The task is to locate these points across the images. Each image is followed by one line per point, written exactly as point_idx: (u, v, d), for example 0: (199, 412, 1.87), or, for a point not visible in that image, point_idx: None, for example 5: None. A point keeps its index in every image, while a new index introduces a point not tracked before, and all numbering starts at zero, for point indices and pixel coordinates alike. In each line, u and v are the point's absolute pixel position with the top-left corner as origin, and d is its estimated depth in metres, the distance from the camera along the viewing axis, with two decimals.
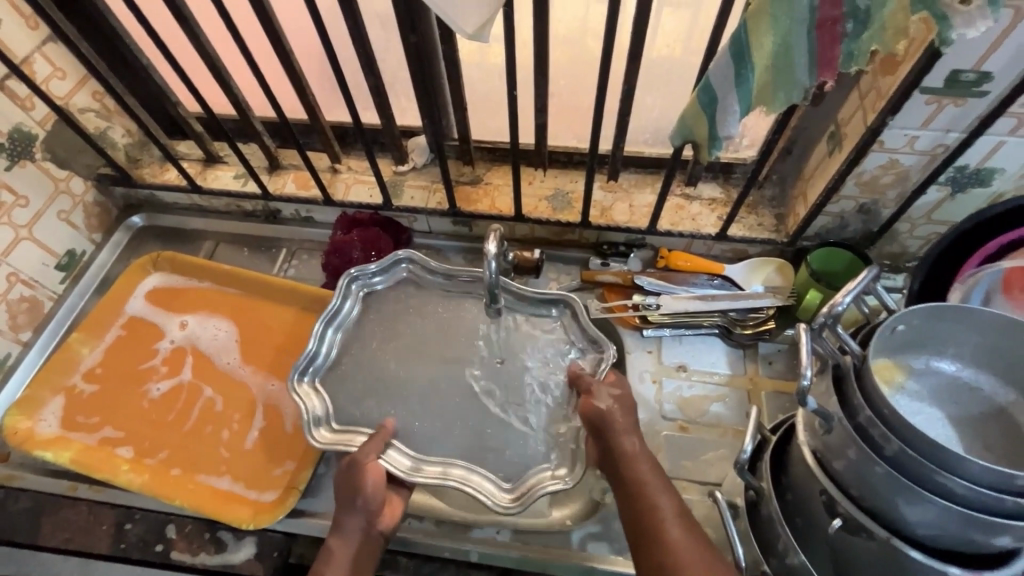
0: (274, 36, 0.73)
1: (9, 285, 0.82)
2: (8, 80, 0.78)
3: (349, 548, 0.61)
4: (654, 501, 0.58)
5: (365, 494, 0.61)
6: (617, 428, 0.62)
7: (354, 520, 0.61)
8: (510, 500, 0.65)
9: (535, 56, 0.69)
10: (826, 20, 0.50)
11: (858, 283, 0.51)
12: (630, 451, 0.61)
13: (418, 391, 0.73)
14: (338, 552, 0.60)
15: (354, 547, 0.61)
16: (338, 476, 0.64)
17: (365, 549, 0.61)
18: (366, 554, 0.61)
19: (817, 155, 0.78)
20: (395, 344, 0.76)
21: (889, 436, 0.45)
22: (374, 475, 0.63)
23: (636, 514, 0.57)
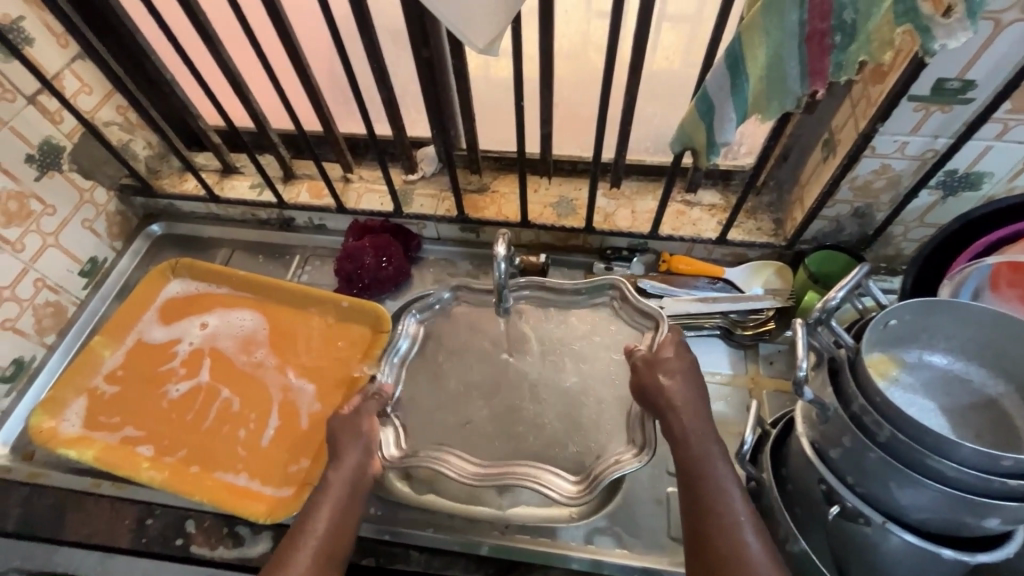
0: (294, 52, 0.77)
1: (35, 290, 0.86)
2: (40, 94, 0.82)
3: (342, 485, 0.63)
4: (717, 477, 0.56)
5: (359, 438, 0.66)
6: (683, 413, 0.60)
7: (351, 456, 0.64)
8: (578, 490, 0.65)
9: (541, 68, 0.73)
10: (816, 33, 0.53)
11: (850, 279, 0.54)
12: (693, 439, 0.59)
13: (486, 399, 0.72)
14: (336, 482, 0.63)
15: (346, 485, 0.63)
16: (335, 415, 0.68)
17: (356, 489, 0.64)
18: (356, 494, 0.63)
19: (812, 161, 0.81)
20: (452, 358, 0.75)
21: (881, 423, 0.47)
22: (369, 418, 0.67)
23: (689, 486, 0.57)
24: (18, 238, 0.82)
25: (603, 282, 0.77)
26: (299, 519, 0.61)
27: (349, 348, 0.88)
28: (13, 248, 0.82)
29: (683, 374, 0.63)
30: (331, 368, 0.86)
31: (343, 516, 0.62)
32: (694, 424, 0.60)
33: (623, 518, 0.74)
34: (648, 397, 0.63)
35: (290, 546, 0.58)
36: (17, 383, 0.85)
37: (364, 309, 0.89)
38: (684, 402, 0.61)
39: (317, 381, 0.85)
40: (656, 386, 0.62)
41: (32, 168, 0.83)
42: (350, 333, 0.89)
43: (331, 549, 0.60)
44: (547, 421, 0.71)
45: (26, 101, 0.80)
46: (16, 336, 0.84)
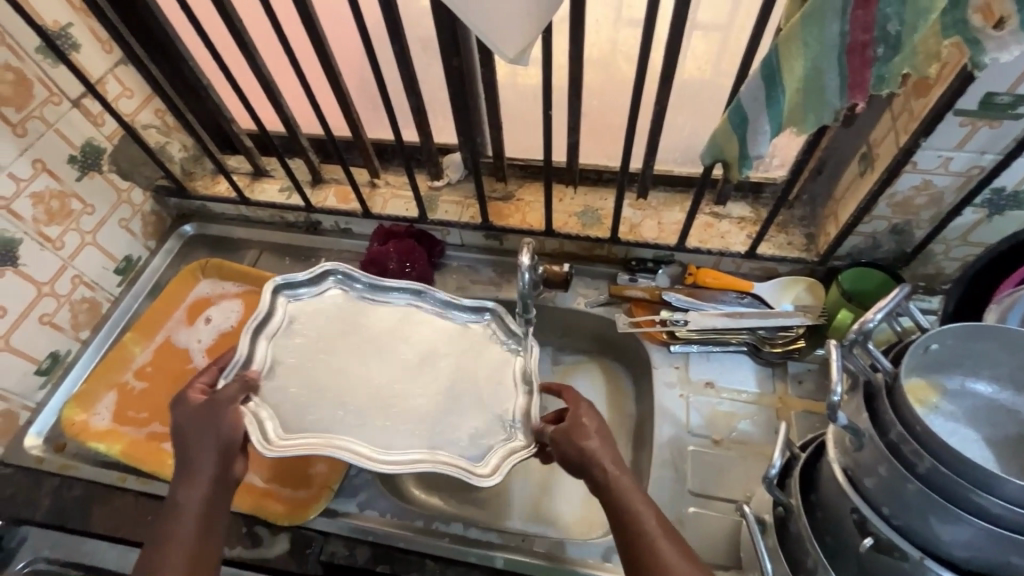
0: (326, 58, 0.78)
1: (73, 286, 0.89)
2: (83, 98, 0.85)
3: (194, 501, 0.58)
4: (635, 513, 0.56)
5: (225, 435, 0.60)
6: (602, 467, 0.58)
7: (204, 463, 0.59)
8: (488, 473, 0.62)
9: (570, 78, 0.72)
10: (857, 45, 0.51)
11: (889, 300, 0.52)
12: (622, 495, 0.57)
13: (397, 372, 0.71)
14: (195, 485, 0.59)
15: (204, 497, 0.58)
16: (182, 415, 0.62)
17: (216, 496, 0.59)
18: (219, 499, 0.59)
19: (848, 175, 0.79)
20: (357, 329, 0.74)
21: (921, 453, 0.45)
22: (225, 413, 0.62)
23: (615, 519, 0.56)
24: (58, 236, 0.85)
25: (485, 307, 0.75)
26: (154, 544, 0.56)
27: None
28: (54, 246, 0.85)
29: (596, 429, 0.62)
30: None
31: (204, 534, 0.57)
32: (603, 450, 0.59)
33: None
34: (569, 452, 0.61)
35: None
36: (52, 376, 0.88)
37: None
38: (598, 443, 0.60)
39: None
40: (574, 448, 0.60)
41: (75, 169, 0.86)
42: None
43: (198, 568, 0.56)
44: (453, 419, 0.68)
45: (70, 104, 0.83)
46: (53, 331, 0.87)
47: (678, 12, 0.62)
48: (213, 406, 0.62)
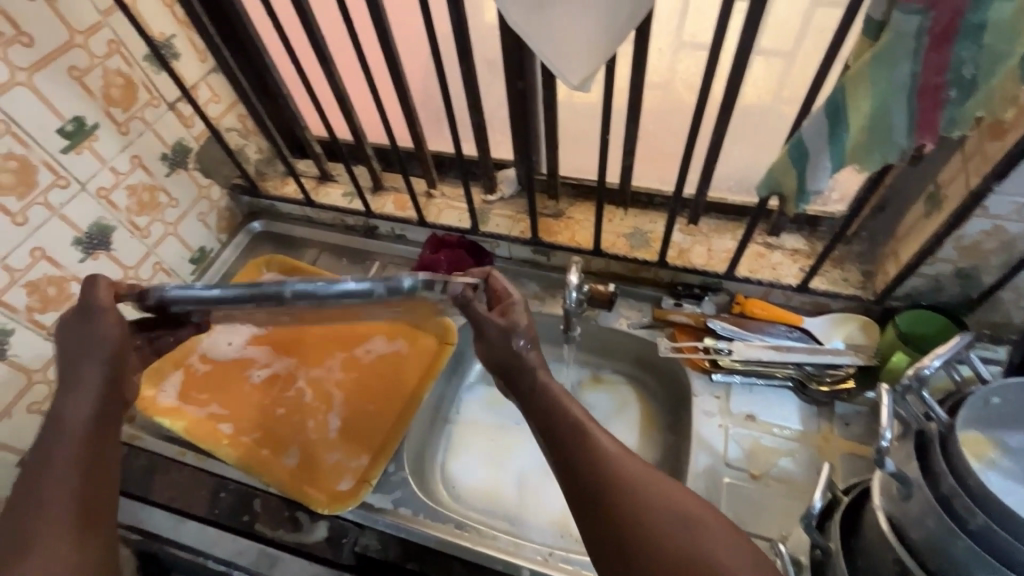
0: (397, 74, 0.83)
1: (154, 272, 0.97)
2: (178, 102, 0.94)
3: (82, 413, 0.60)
4: (602, 450, 0.55)
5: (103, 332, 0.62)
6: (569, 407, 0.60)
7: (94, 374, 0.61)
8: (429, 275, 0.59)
9: (630, 104, 0.74)
10: (929, 87, 0.51)
11: (949, 348, 0.51)
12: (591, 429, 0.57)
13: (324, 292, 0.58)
14: (82, 387, 0.61)
15: (93, 406, 0.61)
16: (63, 330, 0.62)
17: (104, 407, 0.62)
18: (108, 409, 0.62)
19: (912, 215, 0.76)
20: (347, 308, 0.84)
21: (974, 509, 0.44)
22: (102, 328, 0.62)
23: (572, 460, 0.55)
24: (145, 226, 0.93)
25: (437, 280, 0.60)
26: (42, 441, 0.58)
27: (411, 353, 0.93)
28: (141, 234, 0.93)
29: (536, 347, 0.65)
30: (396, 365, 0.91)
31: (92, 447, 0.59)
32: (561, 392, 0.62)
33: None
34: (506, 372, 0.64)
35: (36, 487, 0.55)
36: None
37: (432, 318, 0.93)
38: (564, 394, 0.62)
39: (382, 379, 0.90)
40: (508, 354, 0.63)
41: (165, 165, 0.94)
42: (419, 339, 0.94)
43: (94, 459, 0.59)
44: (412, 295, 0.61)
45: (167, 107, 0.92)
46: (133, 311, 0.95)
47: (743, 46, 0.63)
48: (92, 314, 0.62)
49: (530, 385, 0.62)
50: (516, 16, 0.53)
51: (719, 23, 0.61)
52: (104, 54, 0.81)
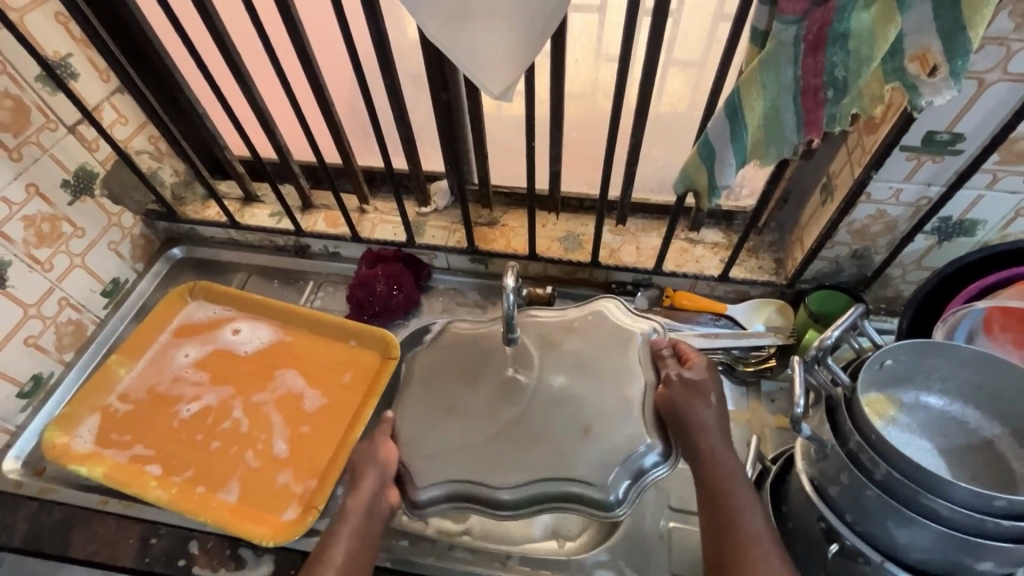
0: (320, 90, 0.81)
1: (59, 308, 0.89)
2: (79, 125, 0.87)
3: (359, 515, 0.64)
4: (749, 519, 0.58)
5: (381, 461, 0.66)
6: (725, 469, 0.62)
7: (370, 484, 0.65)
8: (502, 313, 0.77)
9: (552, 113, 0.77)
10: (810, 88, 0.57)
11: (845, 318, 0.56)
12: (740, 497, 0.60)
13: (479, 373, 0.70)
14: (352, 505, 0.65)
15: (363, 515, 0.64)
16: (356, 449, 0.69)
17: (371, 519, 0.65)
18: (371, 523, 0.65)
19: (811, 205, 0.84)
20: (497, 462, 0.65)
21: (877, 460, 0.48)
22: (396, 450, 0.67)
23: (727, 528, 0.58)
24: (48, 258, 0.86)
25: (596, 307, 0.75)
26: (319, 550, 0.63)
27: (352, 372, 0.91)
28: (43, 268, 0.85)
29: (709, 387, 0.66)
30: (336, 390, 0.89)
31: (363, 538, 0.64)
32: (729, 463, 0.62)
33: (626, 552, 0.74)
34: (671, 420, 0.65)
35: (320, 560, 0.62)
36: (33, 398, 0.87)
37: (371, 334, 0.92)
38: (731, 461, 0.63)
39: (322, 407, 0.87)
40: (684, 406, 0.64)
41: (66, 193, 0.87)
42: (359, 358, 0.92)
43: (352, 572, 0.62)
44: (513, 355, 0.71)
45: (66, 131, 0.85)
46: (36, 353, 0.86)
47: (650, 54, 0.68)
48: (375, 441, 0.68)
49: (702, 441, 0.63)
50: (432, 27, 0.55)
51: (625, 31, 0.65)
52: None
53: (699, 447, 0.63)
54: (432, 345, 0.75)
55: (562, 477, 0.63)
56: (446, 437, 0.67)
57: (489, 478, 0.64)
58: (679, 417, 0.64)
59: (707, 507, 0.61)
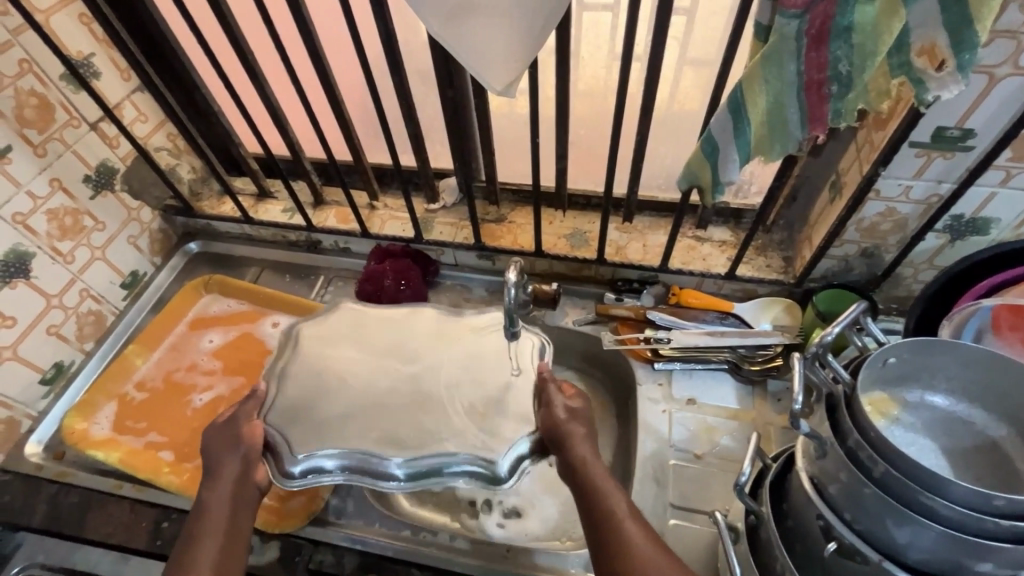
0: (330, 88, 0.83)
1: (80, 299, 0.92)
2: (101, 123, 0.91)
3: (223, 500, 0.65)
4: (621, 531, 0.58)
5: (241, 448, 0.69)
6: (599, 484, 0.62)
7: (232, 467, 0.67)
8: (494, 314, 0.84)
9: (558, 110, 0.78)
10: (813, 83, 0.56)
11: (848, 315, 0.56)
12: (617, 511, 0.60)
13: (366, 355, 0.79)
14: (213, 495, 0.65)
15: (227, 501, 0.65)
16: (209, 439, 0.71)
17: (236, 503, 0.65)
18: (241, 503, 0.65)
19: (820, 202, 0.83)
20: (384, 432, 0.71)
21: (876, 458, 0.48)
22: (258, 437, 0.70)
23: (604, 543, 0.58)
24: (69, 251, 0.89)
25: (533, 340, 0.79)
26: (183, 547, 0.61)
27: None
28: (65, 260, 0.88)
29: (582, 403, 0.70)
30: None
31: (233, 526, 0.64)
32: (596, 462, 0.64)
33: None
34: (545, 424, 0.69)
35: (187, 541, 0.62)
36: (55, 385, 0.90)
37: None
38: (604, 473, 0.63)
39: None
40: (554, 426, 0.68)
41: (88, 187, 0.90)
42: None
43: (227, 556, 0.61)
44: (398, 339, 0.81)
45: (88, 128, 0.89)
46: (58, 341, 0.90)
47: (656, 50, 0.68)
48: (231, 427, 0.71)
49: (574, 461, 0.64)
50: (436, 24, 0.56)
51: (630, 26, 0.65)
52: (15, 74, 0.78)
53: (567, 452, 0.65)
54: (316, 330, 0.83)
55: (480, 454, 0.68)
56: (327, 407, 0.73)
57: (391, 446, 0.70)
58: (554, 433, 0.67)
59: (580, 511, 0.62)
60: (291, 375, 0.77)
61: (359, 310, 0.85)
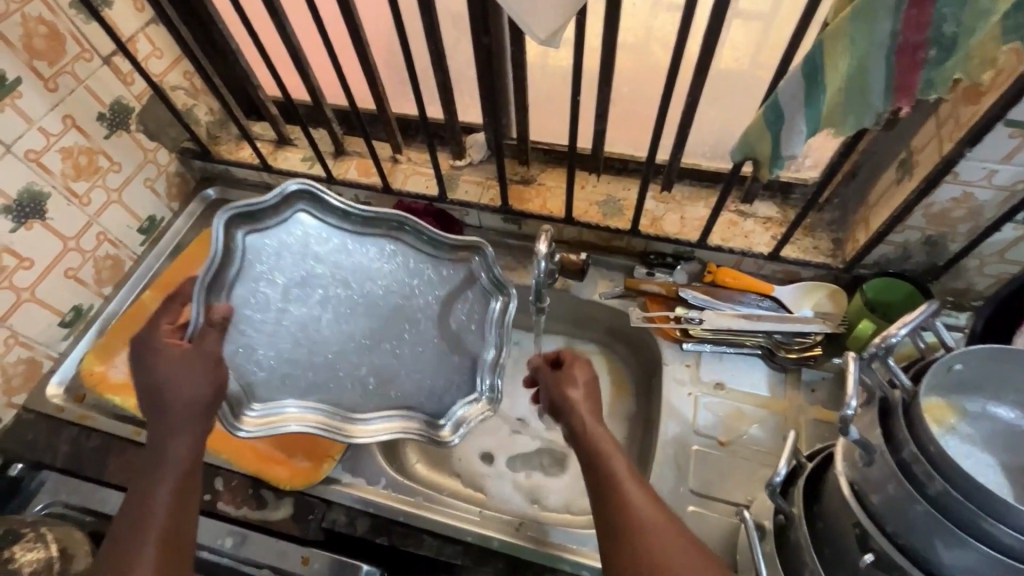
0: (354, 28, 0.76)
1: (97, 243, 0.90)
2: (115, 56, 0.86)
3: (184, 447, 0.57)
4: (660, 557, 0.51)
5: (181, 388, 0.59)
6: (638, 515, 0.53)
7: (194, 399, 0.59)
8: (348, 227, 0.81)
9: (601, 66, 0.70)
10: (909, 45, 0.49)
11: (917, 315, 0.50)
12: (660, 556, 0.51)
13: (369, 323, 0.79)
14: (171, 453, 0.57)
15: (187, 450, 0.57)
16: (156, 375, 0.60)
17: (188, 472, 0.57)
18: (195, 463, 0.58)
19: (884, 180, 0.76)
20: (307, 282, 0.79)
21: (932, 475, 0.44)
22: (227, 373, 0.65)
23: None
24: (85, 192, 0.86)
25: (472, 243, 0.79)
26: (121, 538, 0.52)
27: None
28: (81, 202, 0.86)
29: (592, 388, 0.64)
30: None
31: (184, 488, 0.56)
32: (636, 490, 0.55)
33: None
34: (553, 407, 0.65)
35: (140, 501, 0.54)
36: (76, 329, 0.90)
37: None
38: (648, 514, 0.54)
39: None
40: (563, 395, 0.63)
41: (103, 126, 0.87)
42: None
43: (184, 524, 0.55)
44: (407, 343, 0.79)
45: (101, 61, 0.84)
46: (76, 285, 0.89)
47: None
48: (190, 363, 0.61)
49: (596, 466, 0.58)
50: None
51: None
52: None
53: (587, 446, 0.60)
54: (344, 395, 0.75)
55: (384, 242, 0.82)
56: (317, 355, 0.77)
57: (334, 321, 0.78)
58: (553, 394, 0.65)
59: (595, 500, 0.57)
60: (286, 344, 0.77)
61: (341, 431, 0.71)
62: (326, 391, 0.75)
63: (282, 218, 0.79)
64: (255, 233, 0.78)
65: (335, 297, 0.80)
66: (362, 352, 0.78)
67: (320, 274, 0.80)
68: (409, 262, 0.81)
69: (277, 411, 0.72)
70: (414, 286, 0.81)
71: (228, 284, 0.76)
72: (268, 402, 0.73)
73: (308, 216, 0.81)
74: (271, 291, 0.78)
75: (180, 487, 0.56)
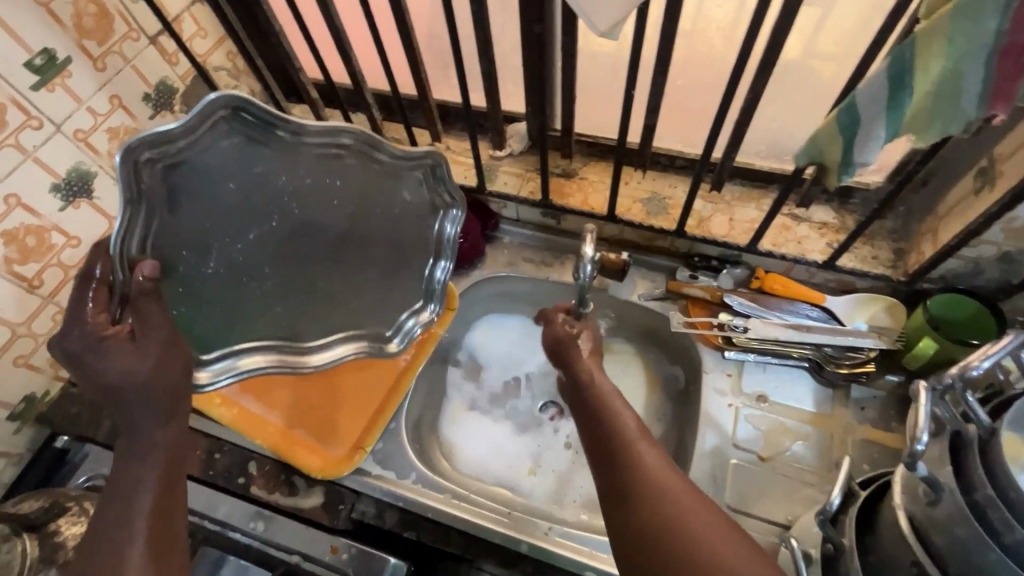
0: (400, 11, 0.73)
1: None
2: (161, 36, 0.85)
3: (167, 434, 0.53)
4: (678, 506, 0.48)
5: (138, 370, 0.51)
6: (656, 476, 0.51)
7: (165, 383, 0.53)
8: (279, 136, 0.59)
9: (659, 58, 0.66)
10: (1015, 47, 0.44)
11: (1002, 346, 0.46)
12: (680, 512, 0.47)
13: (315, 251, 0.68)
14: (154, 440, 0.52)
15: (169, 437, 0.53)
16: (106, 358, 0.51)
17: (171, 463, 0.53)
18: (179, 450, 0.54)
19: (959, 189, 0.70)
20: (244, 210, 0.61)
21: (1011, 523, 0.41)
22: (183, 349, 0.55)
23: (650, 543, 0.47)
24: None
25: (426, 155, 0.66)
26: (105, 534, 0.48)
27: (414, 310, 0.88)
28: None
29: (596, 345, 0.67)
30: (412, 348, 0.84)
31: (171, 479, 0.52)
32: (654, 456, 0.53)
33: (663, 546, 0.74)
34: (553, 349, 0.68)
35: (120, 515, 0.49)
36: None
37: None
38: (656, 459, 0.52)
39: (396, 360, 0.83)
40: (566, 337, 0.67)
41: (148, 107, 0.87)
42: None
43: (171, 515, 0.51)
44: (363, 267, 0.72)
45: (147, 41, 0.83)
46: None
47: None
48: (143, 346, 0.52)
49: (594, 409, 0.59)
50: None
51: None
52: None
53: (599, 408, 0.59)
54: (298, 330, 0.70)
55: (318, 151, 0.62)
56: (252, 290, 0.65)
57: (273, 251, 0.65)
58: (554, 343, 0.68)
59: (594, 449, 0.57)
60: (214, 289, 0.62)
61: (301, 367, 0.71)
62: (271, 317, 0.68)
63: (181, 128, 0.53)
64: (152, 154, 0.53)
65: (275, 228, 0.64)
66: (311, 279, 0.70)
67: (254, 203, 0.61)
68: (352, 175, 0.65)
69: (228, 358, 0.66)
70: (367, 198, 0.68)
71: (141, 240, 0.54)
72: (220, 348, 0.66)
73: (228, 129, 0.57)
74: (189, 231, 0.58)
75: (162, 497, 0.51)
